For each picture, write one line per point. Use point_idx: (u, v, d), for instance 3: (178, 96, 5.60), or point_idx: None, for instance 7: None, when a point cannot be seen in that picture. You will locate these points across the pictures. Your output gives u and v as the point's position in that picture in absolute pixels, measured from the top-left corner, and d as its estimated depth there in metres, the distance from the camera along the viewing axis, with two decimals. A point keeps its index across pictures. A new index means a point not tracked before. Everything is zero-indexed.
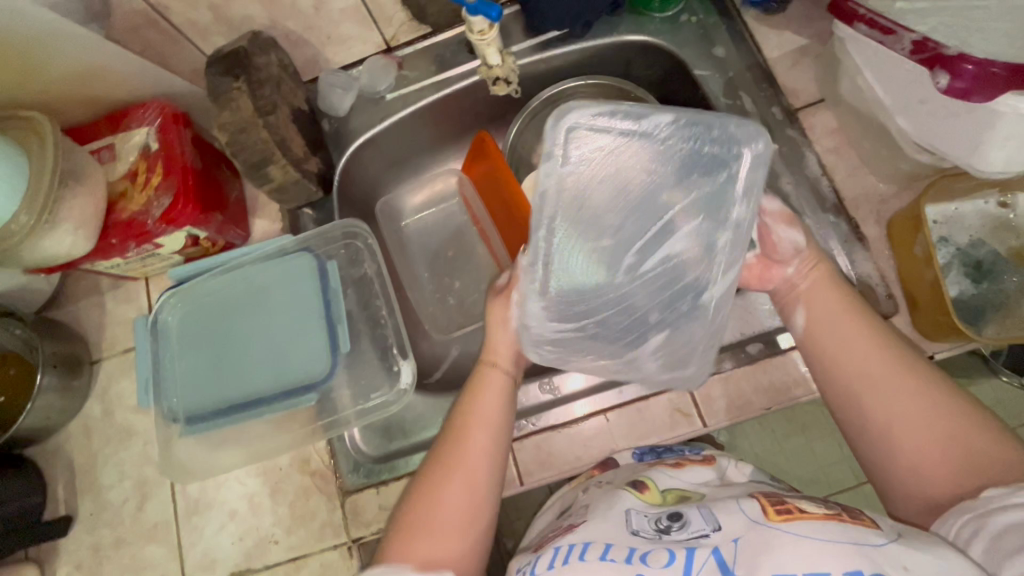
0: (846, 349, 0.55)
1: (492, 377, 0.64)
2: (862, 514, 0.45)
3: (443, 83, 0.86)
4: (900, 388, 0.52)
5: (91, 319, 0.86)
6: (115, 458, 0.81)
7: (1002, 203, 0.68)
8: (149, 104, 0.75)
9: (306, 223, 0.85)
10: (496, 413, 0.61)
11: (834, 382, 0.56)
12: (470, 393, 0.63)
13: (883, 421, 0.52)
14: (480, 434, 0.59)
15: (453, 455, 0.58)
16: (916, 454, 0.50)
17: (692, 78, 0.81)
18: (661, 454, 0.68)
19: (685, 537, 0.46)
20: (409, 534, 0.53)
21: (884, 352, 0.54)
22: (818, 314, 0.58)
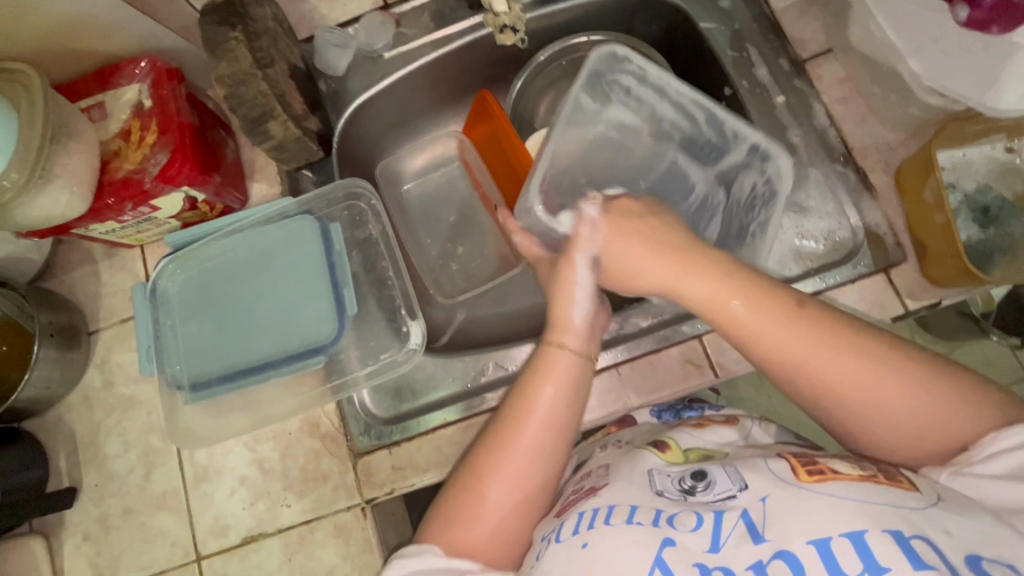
0: (780, 346, 0.51)
1: (558, 359, 0.60)
2: (898, 473, 0.44)
3: (445, 40, 0.84)
4: (848, 365, 0.48)
5: (87, 288, 0.84)
6: (119, 428, 0.80)
7: (1009, 148, 0.68)
8: (139, 59, 0.72)
9: (307, 184, 0.83)
10: (559, 414, 0.57)
11: (793, 375, 0.51)
12: (534, 377, 0.59)
13: (846, 398, 0.49)
14: (542, 433, 0.56)
15: (504, 446, 0.56)
16: (884, 423, 0.48)
17: (697, 32, 0.80)
18: (681, 412, 0.67)
19: (711, 499, 0.46)
20: (448, 526, 0.53)
21: (814, 332, 0.50)
22: (746, 313, 0.52)
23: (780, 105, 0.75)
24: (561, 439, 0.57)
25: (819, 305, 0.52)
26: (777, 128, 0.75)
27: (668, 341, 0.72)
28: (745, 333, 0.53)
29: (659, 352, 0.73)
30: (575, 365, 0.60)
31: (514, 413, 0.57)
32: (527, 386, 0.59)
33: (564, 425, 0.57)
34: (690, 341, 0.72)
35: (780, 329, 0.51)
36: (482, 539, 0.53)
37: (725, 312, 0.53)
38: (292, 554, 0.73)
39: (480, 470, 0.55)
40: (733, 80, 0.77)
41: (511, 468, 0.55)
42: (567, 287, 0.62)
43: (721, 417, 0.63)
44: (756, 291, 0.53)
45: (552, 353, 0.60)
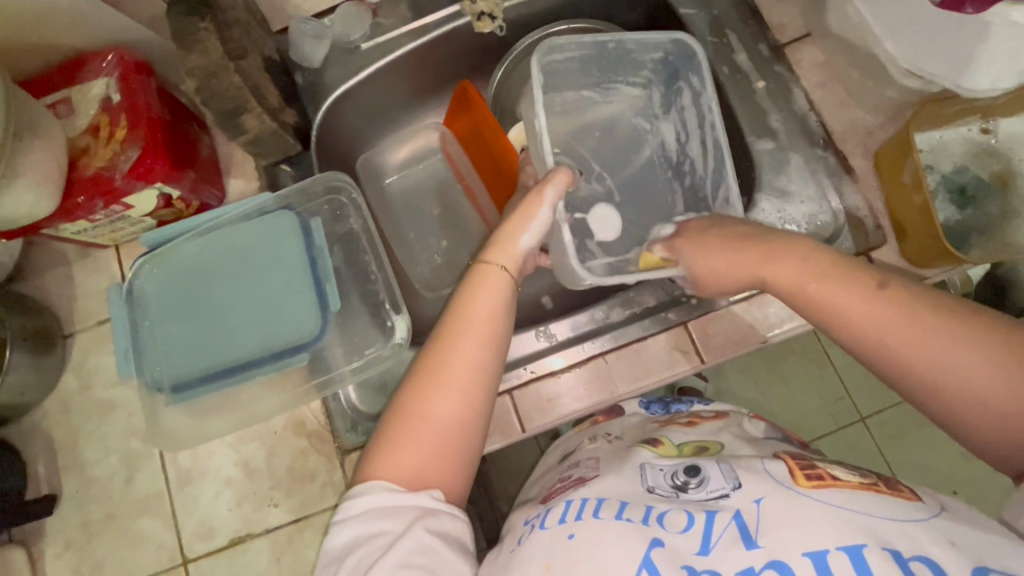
0: (877, 324, 0.49)
1: (493, 275, 0.61)
2: (899, 483, 0.44)
3: (423, 29, 0.82)
4: (945, 352, 0.46)
5: (59, 291, 0.82)
6: (98, 433, 0.78)
7: (984, 129, 0.69)
8: (106, 53, 0.70)
9: (285, 180, 0.81)
10: (490, 321, 0.57)
11: (890, 358, 0.48)
12: (470, 290, 0.59)
13: (953, 382, 0.45)
14: (478, 339, 0.55)
15: (441, 360, 0.54)
16: (993, 414, 0.44)
17: (677, 18, 0.80)
18: (669, 405, 0.69)
19: (703, 497, 0.45)
20: (392, 448, 0.51)
21: (906, 317, 0.48)
22: (839, 295, 0.51)
23: (761, 91, 0.75)
24: (497, 349, 0.56)
25: (921, 290, 0.49)
26: (758, 113, 0.75)
27: (655, 329, 0.72)
28: (837, 315, 0.51)
29: (646, 340, 0.73)
30: (507, 282, 0.61)
31: (451, 322, 0.57)
32: (463, 298, 0.59)
33: (498, 330, 0.57)
34: (676, 328, 0.72)
35: (869, 313, 0.49)
36: (425, 446, 0.51)
37: (807, 295, 0.53)
38: (281, 553, 0.72)
39: (418, 375, 0.54)
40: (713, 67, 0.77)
41: (449, 372, 0.53)
42: (526, 218, 0.65)
43: (712, 413, 0.65)
44: (842, 272, 0.52)
45: (488, 271, 0.61)
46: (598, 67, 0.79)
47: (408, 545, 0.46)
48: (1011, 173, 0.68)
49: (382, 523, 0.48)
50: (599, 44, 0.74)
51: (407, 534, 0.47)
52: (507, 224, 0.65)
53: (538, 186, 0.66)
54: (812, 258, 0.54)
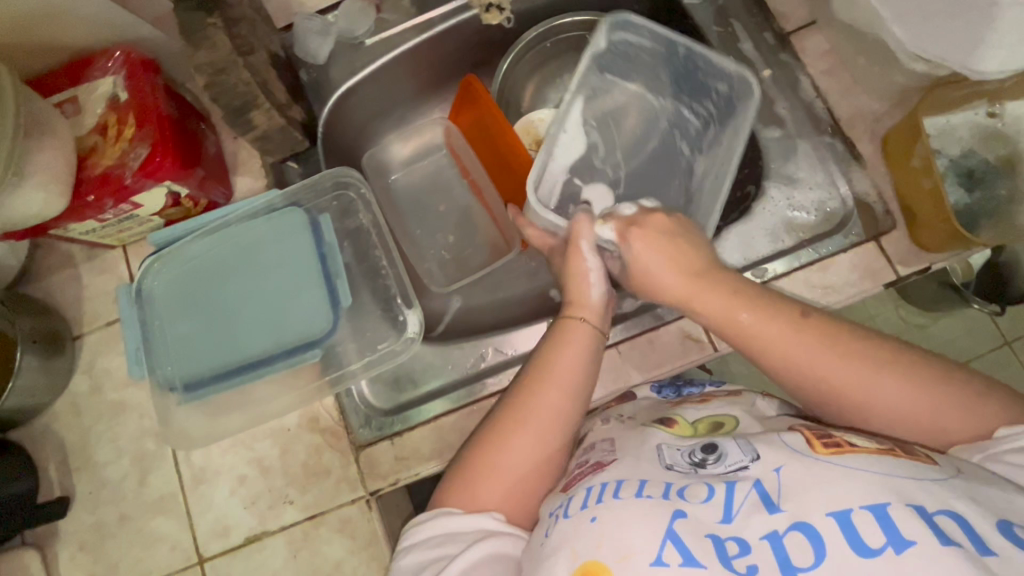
0: (794, 354, 0.51)
1: (576, 329, 0.60)
2: (915, 448, 0.44)
3: (428, 24, 0.82)
4: (853, 371, 0.49)
5: (68, 292, 0.81)
6: (110, 434, 0.78)
7: (991, 113, 0.69)
8: (112, 52, 0.70)
9: (293, 177, 0.82)
10: (573, 376, 0.57)
11: (809, 384, 0.51)
12: (554, 345, 0.59)
13: (864, 402, 0.49)
14: (560, 398, 0.56)
15: (522, 411, 0.55)
16: (897, 422, 0.48)
17: (681, 9, 0.80)
18: (681, 388, 0.67)
19: (722, 471, 0.45)
20: (464, 489, 0.53)
21: (818, 342, 0.50)
22: (760, 326, 0.53)
23: (767, 79, 0.76)
24: (575, 410, 0.56)
25: (824, 317, 0.52)
26: (765, 102, 0.75)
27: (667, 317, 0.72)
28: (757, 346, 0.53)
29: (658, 329, 0.73)
30: (590, 340, 0.60)
31: (533, 377, 0.57)
32: (545, 353, 0.59)
33: (578, 390, 0.57)
34: (689, 317, 0.72)
35: (788, 343, 0.51)
36: (501, 492, 0.52)
37: (734, 323, 0.54)
38: (297, 551, 0.72)
39: (500, 423, 0.56)
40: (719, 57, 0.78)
41: (529, 424, 0.54)
42: (581, 271, 0.63)
43: (723, 391, 0.65)
44: (761, 301, 0.54)
45: (570, 325, 0.61)
46: (672, 78, 0.81)
47: (467, 560, 0.47)
48: (1018, 156, 0.68)
49: (448, 545, 0.50)
50: (671, 44, 0.76)
51: (470, 551, 0.48)
52: (573, 281, 0.63)
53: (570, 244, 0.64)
54: (738, 288, 0.56)
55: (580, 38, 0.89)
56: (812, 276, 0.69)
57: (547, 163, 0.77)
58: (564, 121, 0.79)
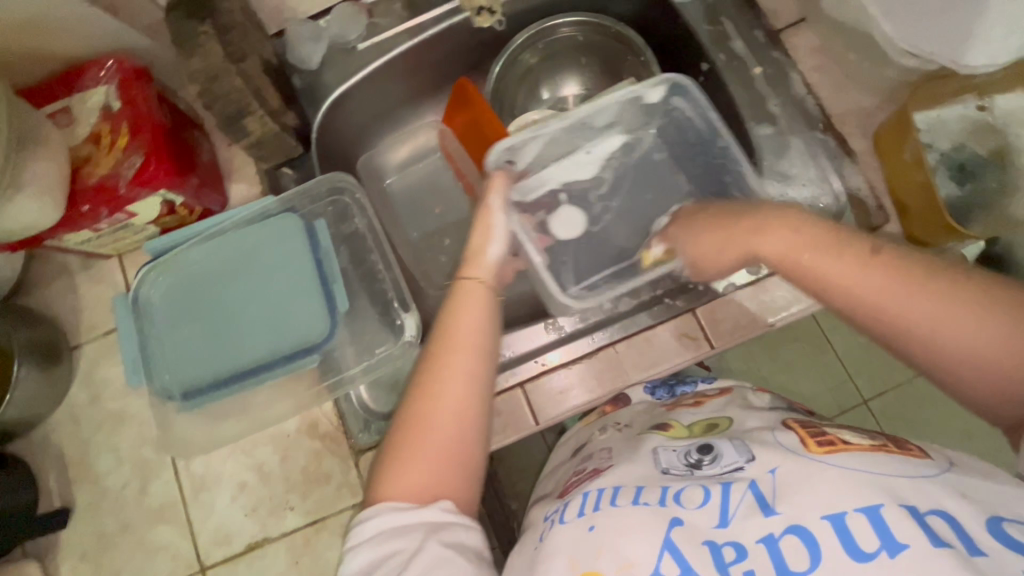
0: (857, 282, 0.48)
1: (472, 289, 0.60)
2: (909, 444, 0.44)
3: (419, 28, 0.82)
4: (930, 306, 0.45)
5: (64, 302, 0.81)
6: (109, 444, 0.77)
7: (981, 106, 0.69)
8: (103, 60, 0.70)
9: (288, 182, 0.81)
10: (478, 335, 0.56)
11: (874, 315, 0.48)
12: (453, 307, 0.58)
13: (938, 335, 0.44)
14: (465, 351, 0.54)
15: (432, 382, 0.53)
16: (978, 362, 0.43)
17: (672, 8, 0.81)
18: (674, 389, 0.71)
19: (718, 471, 0.46)
20: (396, 473, 0.50)
21: (891, 276, 0.47)
22: (821, 257, 0.51)
23: (758, 77, 0.76)
24: (486, 363, 0.55)
25: (908, 253, 0.48)
26: (757, 99, 0.76)
27: (664, 317, 0.72)
28: (818, 279, 0.51)
29: (655, 328, 0.73)
30: (488, 296, 0.60)
31: (437, 339, 0.56)
32: (446, 315, 0.58)
33: (484, 344, 0.56)
34: (685, 316, 0.73)
35: (851, 272, 0.49)
36: (423, 454, 0.50)
37: (795, 263, 0.52)
38: (299, 557, 0.72)
39: (412, 389, 0.53)
40: (710, 55, 0.78)
41: (439, 383, 0.52)
42: (484, 227, 0.67)
43: (716, 391, 0.66)
44: (826, 238, 0.51)
45: (467, 285, 0.61)
46: (703, 164, 0.80)
47: (424, 562, 0.45)
48: (1008, 149, 0.68)
49: (395, 543, 0.47)
50: (716, 134, 0.74)
51: (422, 550, 0.46)
52: (475, 236, 0.66)
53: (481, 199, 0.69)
54: (801, 228, 0.53)
55: (574, 40, 0.89)
56: None
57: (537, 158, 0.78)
58: (571, 136, 0.79)
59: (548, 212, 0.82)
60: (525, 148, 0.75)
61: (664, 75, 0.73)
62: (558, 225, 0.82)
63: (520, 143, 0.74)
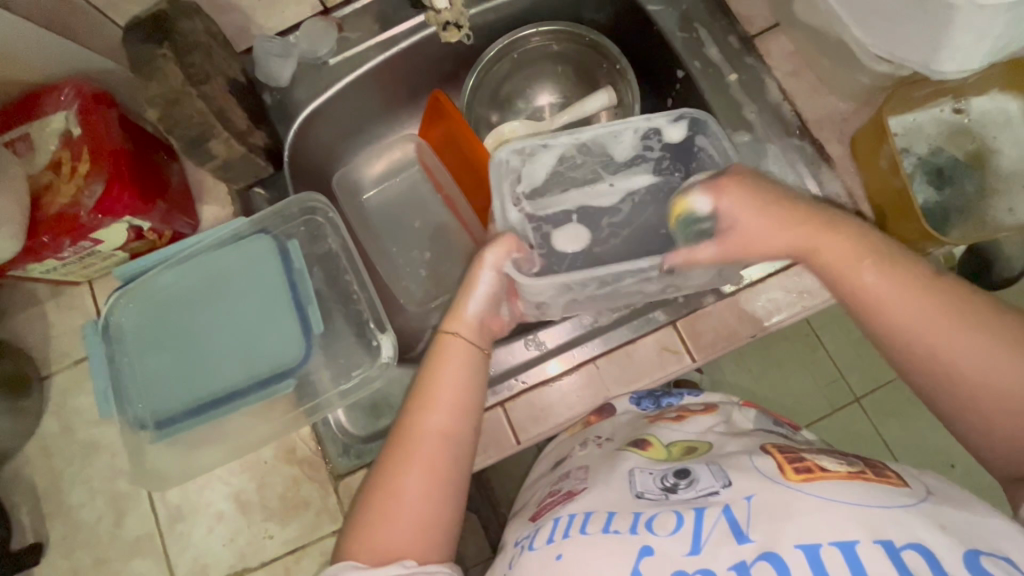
0: (919, 316, 0.48)
1: (451, 346, 0.59)
2: (886, 470, 0.45)
3: (390, 41, 0.81)
4: (977, 349, 0.46)
5: (33, 331, 0.79)
6: (84, 475, 0.76)
7: (957, 109, 0.69)
8: (63, 85, 0.68)
9: (260, 204, 0.79)
10: (454, 394, 0.56)
11: (922, 355, 0.48)
12: (433, 367, 0.58)
13: (986, 387, 0.45)
14: (445, 412, 0.55)
15: (407, 444, 0.53)
16: (1009, 414, 0.45)
17: (645, 15, 0.79)
18: (660, 399, 0.68)
19: (693, 496, 0.46)
20: (366, 530, 0.50)
21: (945, 311, 0.47)
22: (888, 284, 0.49)
23: (734, 83, 0.75)
24: (462, 426, 0.56)
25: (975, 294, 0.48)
26: (733, 106, 0.75)
27: (643, 331, 0.71)
28: (876, 305, 0.50)
29: (636, 342, 0.72)
30: (470, 354, 0.59)
31: (416, 400, 0.56)
32: (425, 375, 0.58)
33: (463, 408, 0.56)
34: (664, 329, 0.72)
35: (914, 304, 0.48)
36: (395, 521, 0.50)
37: (849, 278, 0.51)
38: None
39: (387, 453, 0.54)
40: (685, 62, 0.78)
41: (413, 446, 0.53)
42: (468, 282, 0.62)
43: (700, 407, 0.65)
44: (887, 260, 0.50)
45: (448, 342, 0.59)
46: None
47: None
48: (985, 152, 0.68)
49: None
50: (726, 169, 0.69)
51: None
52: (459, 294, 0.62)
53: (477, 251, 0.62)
54: (864, 246, 0.52)
55: (548, 49, 0.88)
56: (789, 281, 0.70)
57: (549, 178, 0.77)
58: (589, 161, 0.77)
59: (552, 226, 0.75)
60: (537, 159, 0.75)
61: (677, 111, 0.71)
62: (560, 238, 0.75)
63: (532, 146, 0.73)
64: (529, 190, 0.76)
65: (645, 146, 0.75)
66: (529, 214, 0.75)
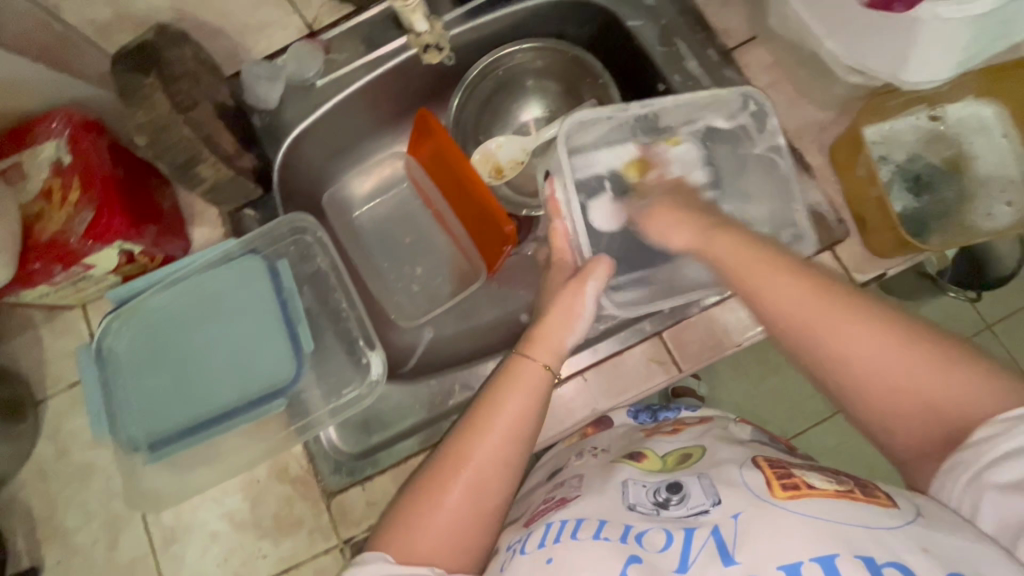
0: (790, 303, 0.50)
1: (529, 370, 0.59)
2: (875, 490, 0.44)
3: (375, 63, 0.82)
4: (846, 330, 0.48)
5: (28, 355, 0.80)
6: (78, 499, 0.76)
7: (933, 116, 0.70)
8: (54, 114, 0.69)
9: (250, 224, 0.80)
10: (520, 422, 0.56)
11: (797, 340, 0.50)
12: (504, 387, 0.58)
13: (857, 368, 0.47)
14: (500, 439, 0.54)
15: (459, 460, 0.53)
16: (886, 392, 0.46)
17: (626, 31, 0.81)
18: (657, 414, 0.69)
19: (684, 514, 0.46)
20: (400, 536, 0.50)
21: (821, 296, 0.49)
22: (761, 277, 0.53)
23: None
24: (518, 455, 0.55)
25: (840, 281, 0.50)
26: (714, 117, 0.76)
27: (630, 342, 0.72)
28: (757, 295, 0.53)
29: (623, 354, 0.72)
30: (543, 383, 0.59)
31: (479, 416, 0.56)
32: (495, 394, 0.57)
33: (521, 438, 0.55)
34: (651, 340, 0.72)
35: (786, 293, 0.51)
36: (434, 536, 0.50)
37: (738, 268, 0.55)
38: None
39: (437, 467, 0.54)
40: (666, 76, 0.79)
41: (467, 464, 0.53)
42: (565, 307, 0.64)
43: (695, 420, 0.65)
44: (768, 255, 0.54)
45: (524, 364, 0.60)
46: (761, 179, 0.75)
47: None
48: (962, 158, 0.69)
49: None
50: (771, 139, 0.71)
51: None
52: (551, 318, 0.64)
53: (576, 279, 0.66)
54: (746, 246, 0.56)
55: (533, 65, 0.89)
56: None
57: (594, 142, 0.78)
58: (638, 129, 0.77)
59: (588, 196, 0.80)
60: (596, 125, 0.75)
61: (739, 87, 0.70)
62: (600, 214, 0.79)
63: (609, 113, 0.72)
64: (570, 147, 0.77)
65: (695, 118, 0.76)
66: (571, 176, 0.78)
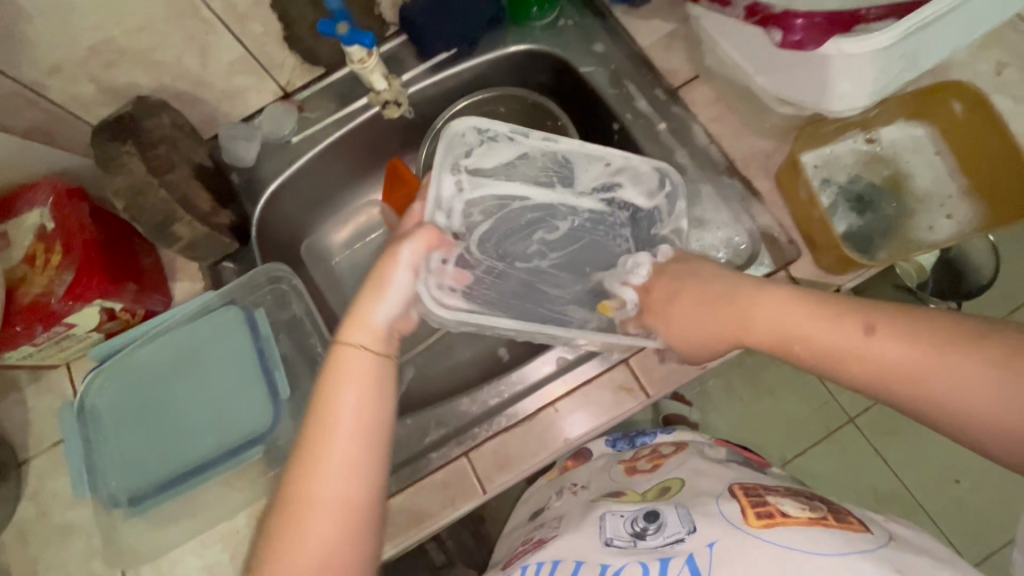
0: (868, 363, 0.45)
1: (351, 358, 0.52)
2: (848, 517, 0.47)
3: (345, 119, 0.87)
4: (941, 380, 0.41)
5: (13, 417, 0.81)
6: (59, 560, 0.76)
7: (869, 139, 0.74)
8: (40, 185, 0.74)
9: (229, 277, 0.83)
10: (362, 415, 0.48)
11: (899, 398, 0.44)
12: (328, 386, 0.50)
13: (974, 416, 0.40)
14: (345, 440, 0.47)
15: (306, 477, 0.45)
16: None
17: (580, 76, 0.86)
18: (634, 440, 0.74)
19: (660, 542, 0.48)
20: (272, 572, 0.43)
21: (913, 351, 0.43)
22: (822, 341, 0.48)
23: (664, 131, 0.81)
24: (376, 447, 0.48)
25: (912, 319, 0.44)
26: (666, 151, 0.80)
27: (602, 366, 0.73)
28: (830, 362, 0.48)
29: (592, 382, 0.74)
30: (375, 365, 0.52)
31: (312, 426, 0.48)
32: (321, 394, 0.50)
33: (372, 428, 0.48)
34: (618, 367, 0.74)
35: (859, 353, 0.46)
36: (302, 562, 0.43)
37: (799, 346, 0.50)
38: None
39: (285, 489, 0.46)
40: (619, 115, 0.83)
41: (314, 480, 0.45)
42: (381, 284, 0.57)
43: (672, 448, 0.68)
44: (825, 316, 0.49)
45: (344, 354, 0.52)
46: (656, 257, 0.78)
47: None
48: (901, 176, 0.72)
49: None
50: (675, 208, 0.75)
51: None
52: (363, 297, 0.57)
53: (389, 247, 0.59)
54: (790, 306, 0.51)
55: (495, 111, 0.94)
56: None
57: (500, 166, 0.79)
58: (547, 162, 0.79)
59: (485, 216, 0.81)
60: (496, 145, 0.76)
61: (654, 162, 0.75)
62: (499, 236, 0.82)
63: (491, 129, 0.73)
64: (473, 168, 0.77)
65: (606, 183, 0.81)
66: (463, 188, 0.77)
